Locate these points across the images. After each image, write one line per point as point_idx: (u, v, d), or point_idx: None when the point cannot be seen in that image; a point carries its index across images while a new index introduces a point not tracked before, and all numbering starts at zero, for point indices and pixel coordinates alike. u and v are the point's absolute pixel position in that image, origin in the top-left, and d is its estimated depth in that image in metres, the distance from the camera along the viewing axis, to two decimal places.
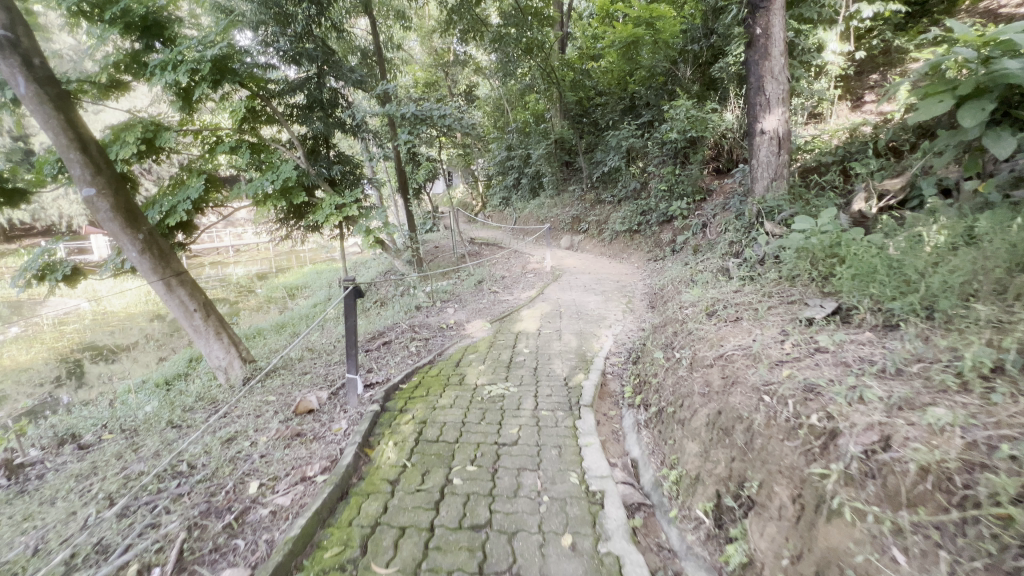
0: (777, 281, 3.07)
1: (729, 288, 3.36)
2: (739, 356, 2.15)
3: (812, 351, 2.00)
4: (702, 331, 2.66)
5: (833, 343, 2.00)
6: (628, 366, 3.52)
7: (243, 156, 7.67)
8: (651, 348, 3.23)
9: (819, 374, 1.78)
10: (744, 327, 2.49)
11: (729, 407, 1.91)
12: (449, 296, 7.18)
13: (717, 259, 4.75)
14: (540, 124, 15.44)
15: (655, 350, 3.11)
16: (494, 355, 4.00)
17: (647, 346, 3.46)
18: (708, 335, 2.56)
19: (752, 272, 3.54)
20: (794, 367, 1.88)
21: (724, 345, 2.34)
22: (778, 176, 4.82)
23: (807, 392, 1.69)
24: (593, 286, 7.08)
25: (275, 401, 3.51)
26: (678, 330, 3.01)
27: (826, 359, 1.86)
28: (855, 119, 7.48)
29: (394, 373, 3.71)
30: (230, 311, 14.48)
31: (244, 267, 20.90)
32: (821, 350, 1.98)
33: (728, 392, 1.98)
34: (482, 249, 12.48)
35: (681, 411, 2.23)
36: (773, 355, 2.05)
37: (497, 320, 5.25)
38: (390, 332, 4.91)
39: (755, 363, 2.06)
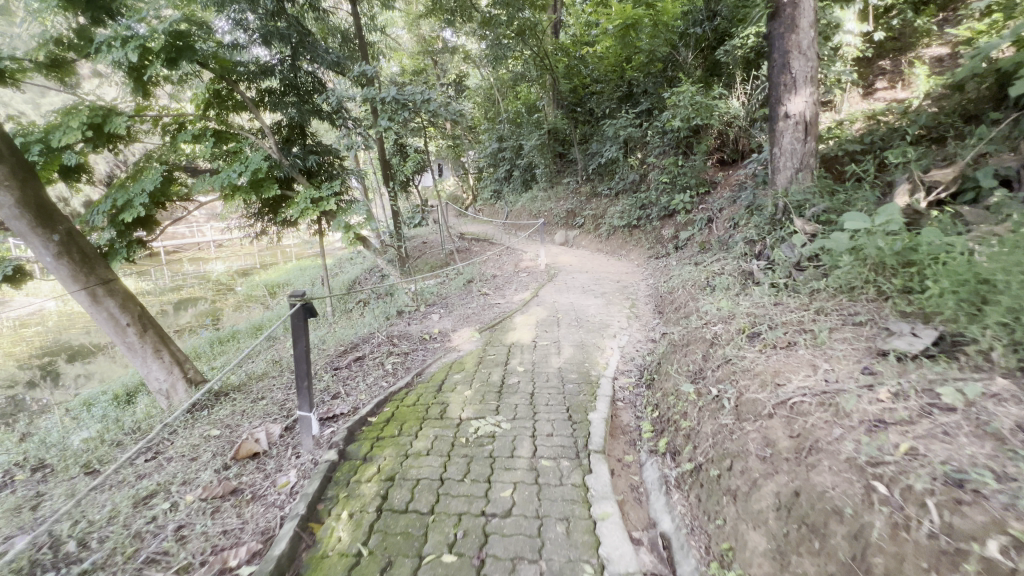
0: (831, 294, 2.54)
1: (764, 300, 2.82)
2: (824, 419, 1.65)
3: (934, 418, 1.52)
4: (749, 364, 2.13)
5: (963, 402, 1.53)
6: (644, 393, 2.97)
7: (206, 145, 6.96)
8: (673, 373, 2.69)
9: (970, 464, 1.30)
10: (812, 363, 1.97)
11: (815, 490, 1.46)
12: (435, 298, 6.61)
13: (734, 261, 4.23)
14: (533, 114, 14.81)
15: (679, 378, 2.56)
16: (483, 376, 3.42)
17: (665, 368, 2.92)
18: (760, 371, 2.04)
19: (788, 280, 3.01)
20: (923, 445, 1.42)
21: (788, 391, 1.84)
22: (804, 166, 4.28)
23: (957, 494, 1.22)
24: (591, 287, 6.53)
25: (218, 437, 2.91)
26: (709, 354, 2.46)
27: (972, 434, 1.39)
28: (870, 106, 7.00)
29: (364, 400, 3.13)
30: (207, 311, 13.77)
31: (225, 263, 20.13)
32: (952, 415, 1.50)
33: (809, 468, 1.53)
34: (472, 245, 11.89)
35: (737, 483, 1.71)
36: (876, 420, 1.57)
37: (487, 329, 4.68)
38: (365, 344, 4.32)
39: (853, 433, 1.57)
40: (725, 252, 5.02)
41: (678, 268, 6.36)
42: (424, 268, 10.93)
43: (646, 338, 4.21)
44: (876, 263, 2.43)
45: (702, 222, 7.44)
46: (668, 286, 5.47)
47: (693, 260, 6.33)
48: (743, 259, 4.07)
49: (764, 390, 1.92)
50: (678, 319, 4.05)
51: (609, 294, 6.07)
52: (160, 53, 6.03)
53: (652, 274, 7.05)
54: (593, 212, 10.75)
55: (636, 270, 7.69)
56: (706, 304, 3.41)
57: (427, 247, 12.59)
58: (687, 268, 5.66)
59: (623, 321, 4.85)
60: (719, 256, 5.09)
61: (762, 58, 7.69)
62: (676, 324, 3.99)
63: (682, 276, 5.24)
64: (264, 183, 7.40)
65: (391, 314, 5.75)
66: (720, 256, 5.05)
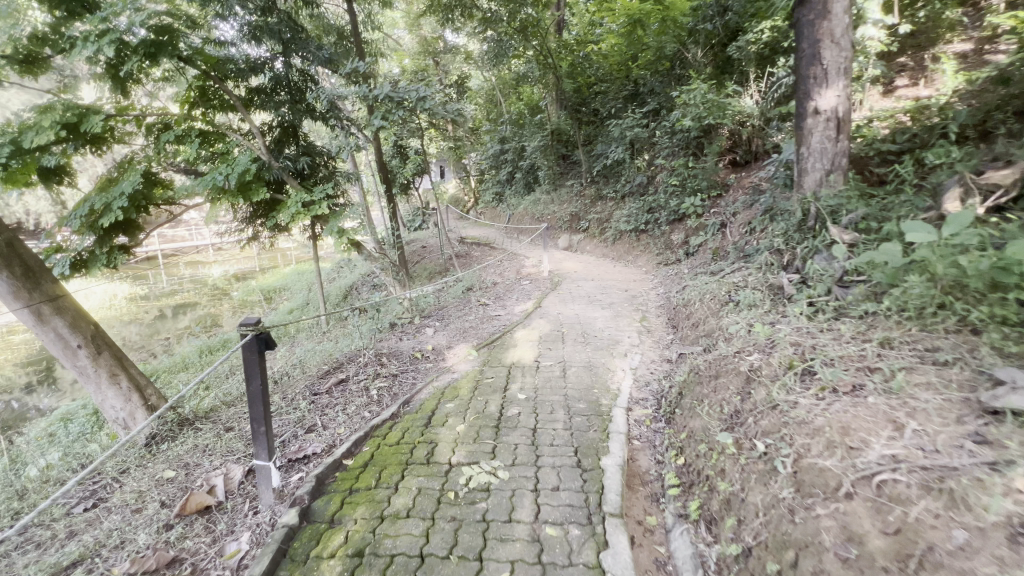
0: (901, 324, 2.16)
1: (809, 326, 2.43)
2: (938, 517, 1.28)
3: None
4: (811, 419, 1.77)
5: None
6: (665, 431, 2.57)
7: (190, 146, 6.59)
8: (701, 413, 2.30)
9: None
10: (897, 425, 1.61)
11: None
12: (432, 308, 6.22)
13: (758, 274, 3.83)
14: (536, 115, 14.46)
15: (710, 421, 2.17)
16: (479, 404, 3.03)
17: (689, 402, 2.53)
18: (829, 432, 1.68)
19: (834, 301, 2.62)
20: None
21: (878, 464, 1.48)
22: (835, 167, 3.88)
23: None
24: (598, 297, 6.13)
25: (172, 480, 2.52)
26: (752, 398, 2.08)
27: None
28: (893, 104, 6.60)
29: (343, 436, 2.74)
30: (202, 317, 13.41)
31: (223, 267, 19.80)
32: None
33: None
34: (472, 250, 11.52)
35: None
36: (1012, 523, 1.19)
37: (485, 346, 4.28)
38: (351, 364, 3.92)
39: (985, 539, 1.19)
40: (745, 262, 4.61)
41: (690, 276, 5.96)
42: (422, 273, 10.54)
43: (661, 359, 3.81)
44: (960, 290, 2.05)
45: (715, 227, 7.04)
46: (682, 297, 5.06)
47: (706, 268, 5.93)
48: (769, 272, 3.67)
49: (838, 459, 1.57)
50: (697, 338, 3.65)
51: (617, 305, 5.66)
52: (138, 49, 5.66)
53: (662, 283, 6.64)
54: (599, 216, 10.34)
55: (645, 278, 7.28)
56: (733, 325, 3.01)
57: (426, 251, 12.20)
58: (702, 278, 5.25)
59: (634, 337, 4.45)
60: (738, 265, 4.69)
61: (777, 54, 7.29)
62: (695, 344, 3.60)
63: (697, 287, 4.83)
64: (252, 187, 7.04)
65: (384, 327, 5.36)
66: (739, 265, 4.65)
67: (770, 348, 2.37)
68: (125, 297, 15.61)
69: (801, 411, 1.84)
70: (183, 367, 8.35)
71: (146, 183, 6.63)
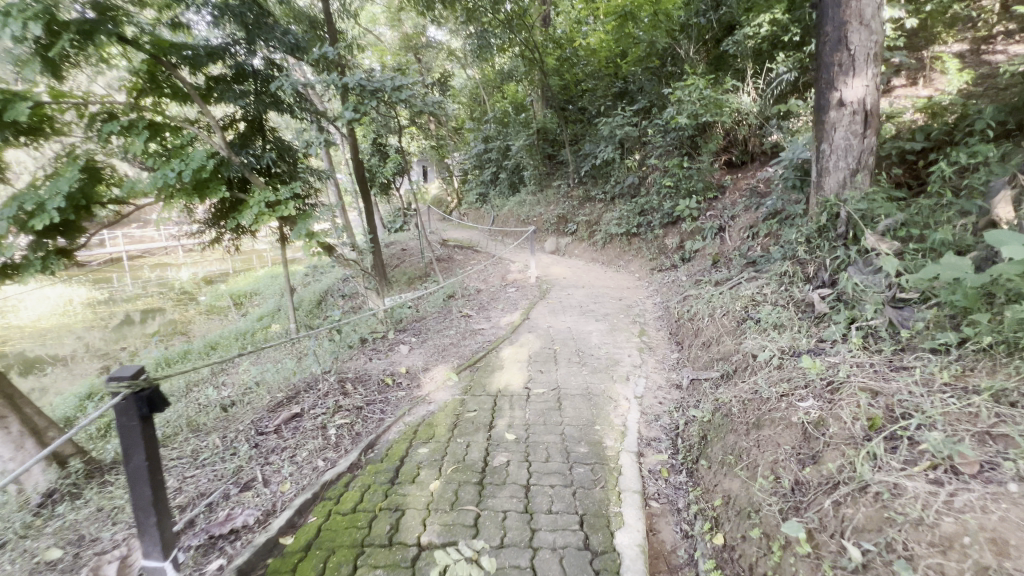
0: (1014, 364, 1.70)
1: (874, 370, 1.99)
2: None
3: None
4: (927, 514, 1.35)
5: None
6: (692, 493, 2.09)
7: (137, 139, 5.88)
8: (750, 486, 1.84)
9: None
10: None
11: None
12: (410, 319, 5.66)
13: (778, 286, 3.38)
14: (520, 114, 14.01)
15: (768, 499, 1.73)
16: (457, 450, 2.50)
17: (727, 457, 2.06)
18: (962, 542, 1.26)
19: (897, 331, 2.18)
20: None
21: None
22: (861, 166, 3.45)
23: None
24: (591, 307, 5.64)
25: (55, 566, 1.93)
26: (830, 473, 1.64)
27: None
28: (896, 103, 6.31)
29: (286, 498, 2.19)
30: (164, 324, 12.52)
31: (191, 270, 18.79)
32: None
33: None
34: (455, 253, 10.95)
35: None
36: None
37: (467, 367, 3.75)
38: (308, 393, 3.33)
39: None
40: (756, 272, 4.18)
41: (690, 286, 5.52)
42: (401, 279, 9.93)
43: (670, 385, 3.33)
44: None
45: (712, 231, 6.64)
46: (684, 309, 4.61)
47: (709, 277, 5.50)
48: (792, 285, 3.23)
49: None
50: (711, 361, 3.19)
51: (612, 317, 5.20)
52: (72, 25, 4.99)
53: (658, 291, 6.20)
54: (587, 218, 9.87)
55: (640, 285, 6.84)
56: (763, 354, 2.55)
57: (406, 255, 11.58)
58: (705, 287, 4.81)
59: (635, 355, 3.96)
60: (747, 275, 4.26)
61: (775, 48, 6.93)
62: (711, 369, 3.13)
63: (702, 298, 4.39)
64: (209, 185, 6.40)
65: (353, 344, 4.76)
66: (749, 275, 4.21)
67: (830, 397, 1.91)
68: (82, 303, 14.57)
69: (910, 504, 1.40)
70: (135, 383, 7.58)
71: (89, 179, 5.88)
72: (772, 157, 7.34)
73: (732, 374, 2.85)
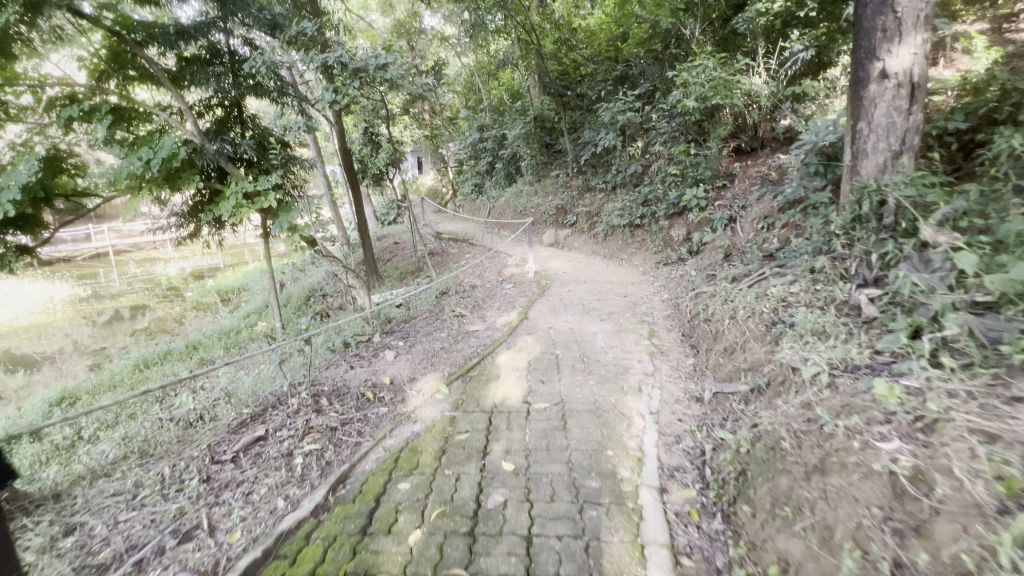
0: None
1: (965, 400, 1.61)
2: None
3: None
4: None
5: None
6: (740, 550, 1.72)
7: (100, 124, 5.39)
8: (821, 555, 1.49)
9: None
10: None
11: None
12: (400, 319, 5.25)
13: (813, 285, 2.98)
14: (517, 102, 13.55)
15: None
16: (444, 486, 2.11)
17: (784, 509, 1.70)
18: None
19: (986, 347, 1.79)
20: None
21: None
22: (904, 148, 3.04)
23: None
24: (594, 305, 5.23)
25: None
26: (947, 556, 1.26)
27: None
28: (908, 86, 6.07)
29: (230, 555, 1.79)
30: (148, 323, 12.06)
31: (179, 265, 18.28)
32: None
33: None
34: (449, 246, 10.52)
35: None
36: None
37: (460, 376, 3.35)
38: (276, 410, 2.91)
39: None
40: (780, 267, 3.77)
41: (702, 282, 5.11)
42: (393, 274, 9.50)
43: (689, 397, 2.94)
44: None
45: (722, 222, 6.24)
46: (698, 308, 4.20)
47: (722, 271, 5.09)
48: (831, 284, 2.83)
49: None
50: (738, 371, 2.79)
51: (617, 316, 4.79)
52: None
53: (666, 287, 5.80)
54: (587, 209, 9.44)
55: (645, 279, 6.44)
56: (810, 369, 2.15)
57: (398, 248, 11.14)
58: (720, 283, 4.40)
59: (647, 361, 3.56)
60: (770, 271, 3.85)
61: (789, 26, 6.48)
62: (738, 381, 2.73)
63: (719, 296, 3.98)
64: (182, 175, 5.94)
65: (335, 348, 4.33)
66: (772, 271, 3.81)
67: (922, 443, 1.53)
68: (63, 300, 14.05)
69: None
70: (110, 388, 7.15)
71: (47, 170, 5.37)
72: (784, 143, 6.93)
73: (766, 388, 2.46)
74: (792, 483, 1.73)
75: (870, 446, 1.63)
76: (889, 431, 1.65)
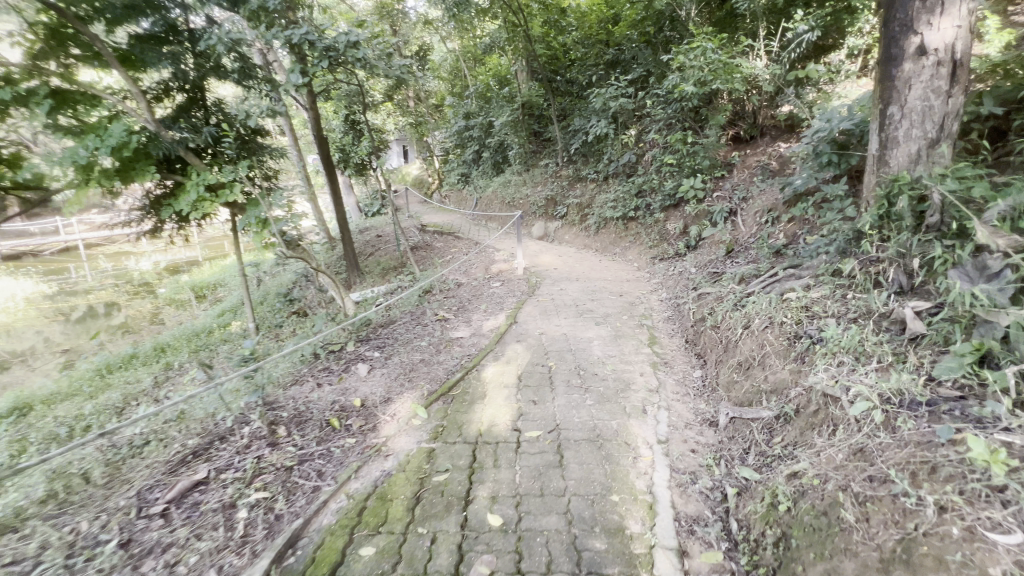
0: None
1: None
2: None
3: None
4: None
5: None
6: None
7: (38, 109, 4.83)
8: None
9: None
10: None
11: None
12: (379, 322, 4.81)
13: (841, 293, 2.61)
14: (504, 88, 13.09)
15: None
16: (415, 554, 1.73)
17: None
18: None
19: None
20: None
21: None
22: (941, 135, 2.69)
23: None
24: (588, 306, 4.87)
25: None
26: None
27: None
28: None
29: None
30: (116, 321, 11.43)
31: (154, 258, 17.49)
32: None
33: None
34: (435, 239, 10.06)
35: None
36: None
37: (441, 396, 2.97)
38: (224, 445, 2.48)
39: None
40: (794, 268, 3.42)
41: (704, 281, 4.76)
42: (374, 270, 9.05)
43: (701, 421, 2.59)
44: None
45: (721, 215, 5.90)
46: (702, 311, 3.85)
47: (724, 270, 4.75)
48: (862, 293, 2.48)
49: None
50: (759, 393, 2.44)
51: (615, 318, 4.44)
52: None
53: (664, 285, 5.45)
54: (578, 200, 9.03)
55: (640, 276, 6.10)
56: (860, 406, 1.79)
57: (381, 242, 10.65)
58: (726, 284, 4.06)
59: (649, 375, 3.20)
60: (783, 271, 3.51)
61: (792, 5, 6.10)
62: (758, 404, 2.39)
63: (726, 298, 3.63)
64: (136, 167, 5.44)
65: (301, 361, 3.87)
66: (786, 272, 3.46)
67: None
68: (27, 297, 13.29)
69: None
70: (68, 396, 6.62)
71: None
72: (785, 131, 6.63)
73: (797, 418, 2.11)
74: (860, 569, 1.36)
75: (982, 538, 1.23)
76: (1000, 513, 1.25)
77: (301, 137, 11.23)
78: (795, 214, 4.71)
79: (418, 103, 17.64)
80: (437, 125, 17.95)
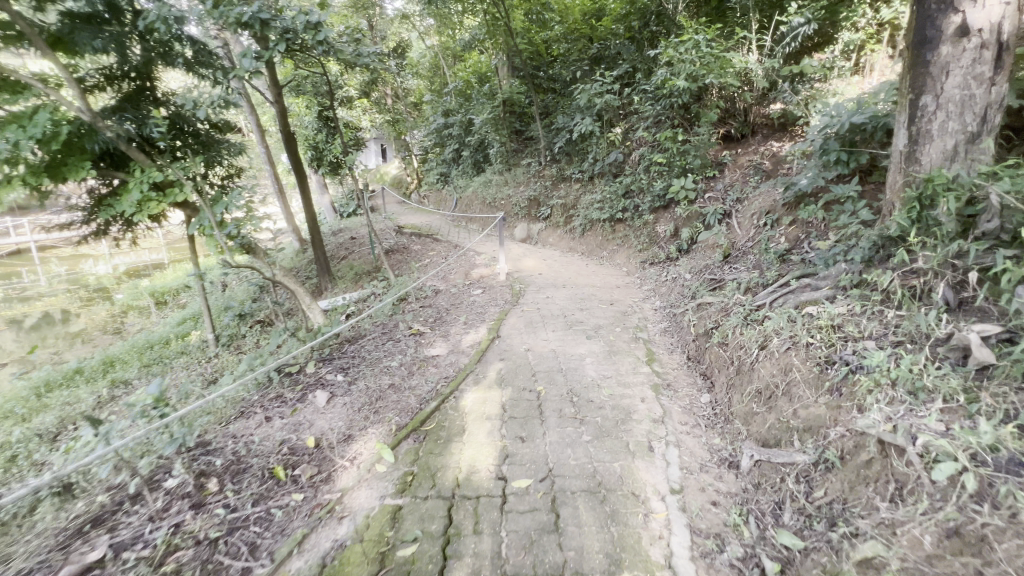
0: None
1: None
2: None
3: None
4: None
5: None
6: None
7: None
8: None
9: None
10: None
11: None
12: (347, 337, 4.31)
13: (875, 310, 2.27)
14: (485, 85, 12.66)
15: None
16: None
17: None
18: None
19: None
20: None
21: None
22: (981, 128, 2.36)
23: None
24: (577, 316, 4.47)
25: None
26: None
27: None
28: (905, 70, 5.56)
29: None
30: (65, 330, 10.53)
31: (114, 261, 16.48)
32: None
33: None
34: (412, 241, 9.56)
35: None
36: None
37: (411, 432, 2.52)
38: (135, 507, 1.98)
39: None
40: (808, 278, 3.09)
41: (701, 290, 4.43)
42: (347, 274, 8.51)
43: (718, 461, 2.21)
44: None
45: (715, 218, 5.59)
46: (704, 324, 3.49)
47: (722, 277, 4.42)
48: (903, 310, 2.13)
49: None
50: (787, 430, 2.07)
51: (607, 332, 4.05)
52: None
53: (657, 293, 5.10)
54: (562, 201, 8.66)
55: (630, 282, 5.75)
56: (943, 468, 1.42)
57: (355, 244, 10.09)
58: (729, 294, 3.71)
59: (652, 401, 2.81)
60: (795, 281, 3.17)
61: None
62: (788, 444, 2.02)
63: (733, 311, 3.27)
64: (69, 163, 4.86)
65: (251, 388, 3.32)
66: (799, 282, 3.12)
67: None
68: None
69: None
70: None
71: None
72: (778, 130, 6.41)
73: (843, 468, 1.74)
74: None
75: None
76: None
77: (269, 134, 10.58)
78: (797, 216, 4.42)
79: (395, 100, 17.06)
80: (415, 123, 17.38)
